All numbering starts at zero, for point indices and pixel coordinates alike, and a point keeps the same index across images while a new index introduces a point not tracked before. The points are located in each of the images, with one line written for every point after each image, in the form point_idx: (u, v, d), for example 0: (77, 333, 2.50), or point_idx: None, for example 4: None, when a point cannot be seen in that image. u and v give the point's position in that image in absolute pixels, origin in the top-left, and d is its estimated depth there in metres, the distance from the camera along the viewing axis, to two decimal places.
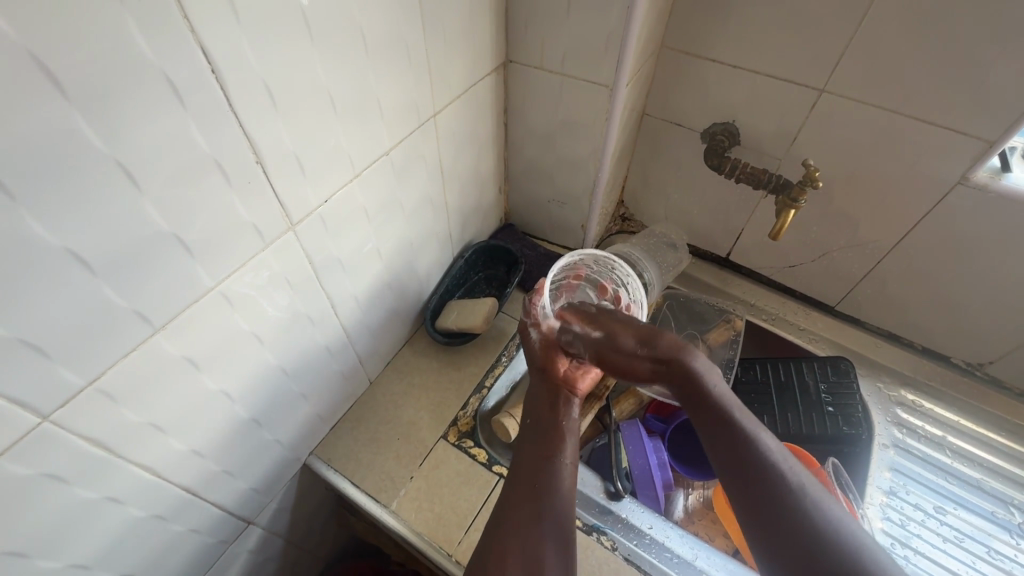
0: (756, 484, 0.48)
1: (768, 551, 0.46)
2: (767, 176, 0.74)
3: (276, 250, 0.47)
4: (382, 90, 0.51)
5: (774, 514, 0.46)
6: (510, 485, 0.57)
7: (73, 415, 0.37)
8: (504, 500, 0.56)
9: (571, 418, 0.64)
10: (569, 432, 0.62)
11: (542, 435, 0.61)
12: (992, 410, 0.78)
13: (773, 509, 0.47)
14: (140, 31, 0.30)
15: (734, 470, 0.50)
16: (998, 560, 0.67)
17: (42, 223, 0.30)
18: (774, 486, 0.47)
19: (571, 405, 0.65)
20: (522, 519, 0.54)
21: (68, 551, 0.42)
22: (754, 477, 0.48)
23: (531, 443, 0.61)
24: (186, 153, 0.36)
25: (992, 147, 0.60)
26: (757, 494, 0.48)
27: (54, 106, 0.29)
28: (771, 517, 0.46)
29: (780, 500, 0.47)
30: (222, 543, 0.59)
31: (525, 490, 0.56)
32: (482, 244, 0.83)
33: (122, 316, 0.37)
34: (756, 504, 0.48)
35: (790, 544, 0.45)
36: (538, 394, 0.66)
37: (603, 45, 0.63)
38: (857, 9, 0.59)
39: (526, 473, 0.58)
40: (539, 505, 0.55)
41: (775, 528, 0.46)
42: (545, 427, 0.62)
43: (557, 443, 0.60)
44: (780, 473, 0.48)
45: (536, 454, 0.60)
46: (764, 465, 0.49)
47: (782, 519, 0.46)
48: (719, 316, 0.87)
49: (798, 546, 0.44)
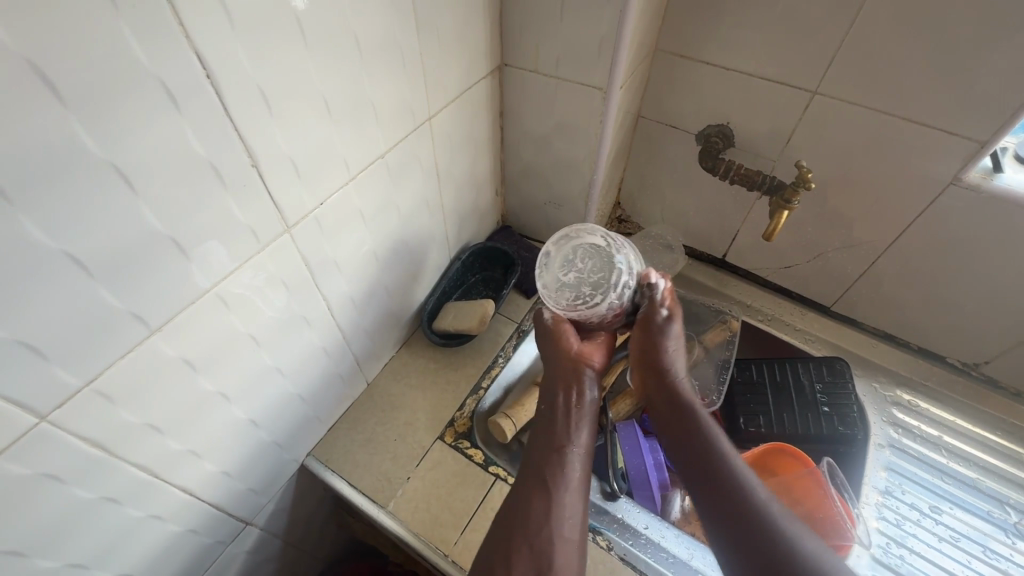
0: (722, 504, 0.54)
1: (721, 539, 0.53)
2: (761, 177, 0.74)
3: (272, 251, 0.47)
4: (377, 95, 0.51)
5: (727, 514, 0.53)
6: (524, 481, 0.58)
7: (71, 416, 0.37)
8: (519, 493, 0.56)
9: (590, 399, 0.62)
10: (582, 423, 0.61)
11: (553, 426, 0.61)
12: (987, 410, 0.78)
13: (734, 529, 0.52)
14: (137, 40, 0.31)
15: (702, 485, 0.56)
16: (994, 559, 0.67)
17: (42, 228, 0.31)
18: (732, 497, 0.53)
19: (592, 384, 0.62)
20: (534, 516, 0.54)
21: (65, 551, 0.42)
22: (721, 497, 0.54)
23: (542, 434, 0.61)
24: (182, 157, 0.37)
25: (984, 147, 0.60)
26: (722, 511, 0.53)
27: (52, 111, 0.29)
28: (733, 539, 0.52)
29: (735, 505, 0.53)
30: (220, 543, 0.60)
31: (537, 486, 0.56)
32: (479, 246, 0.84)
33: (120, 318, 0.37)
34: (714, 504, 0.54)
35: (739, 538, 0.51)
36: (556, 376, 0.65)
37: (597, 49, 0.63)
38: (849, 12, 0.59)
39: (537, 466, 0.58)
40: (549, 503, 0.54)
41: (728, 533, 0.52)
42: (556, 418, 0.61)
43: (570, 433, 0.60)
44: (744, 494, 0.53)
45: (546, 446, 0.59)
46: (731, 487, 0.54)
47: (732, 519, 0.52)
48: (716, 318, 0.86)
49: (748, 547, 0.50)
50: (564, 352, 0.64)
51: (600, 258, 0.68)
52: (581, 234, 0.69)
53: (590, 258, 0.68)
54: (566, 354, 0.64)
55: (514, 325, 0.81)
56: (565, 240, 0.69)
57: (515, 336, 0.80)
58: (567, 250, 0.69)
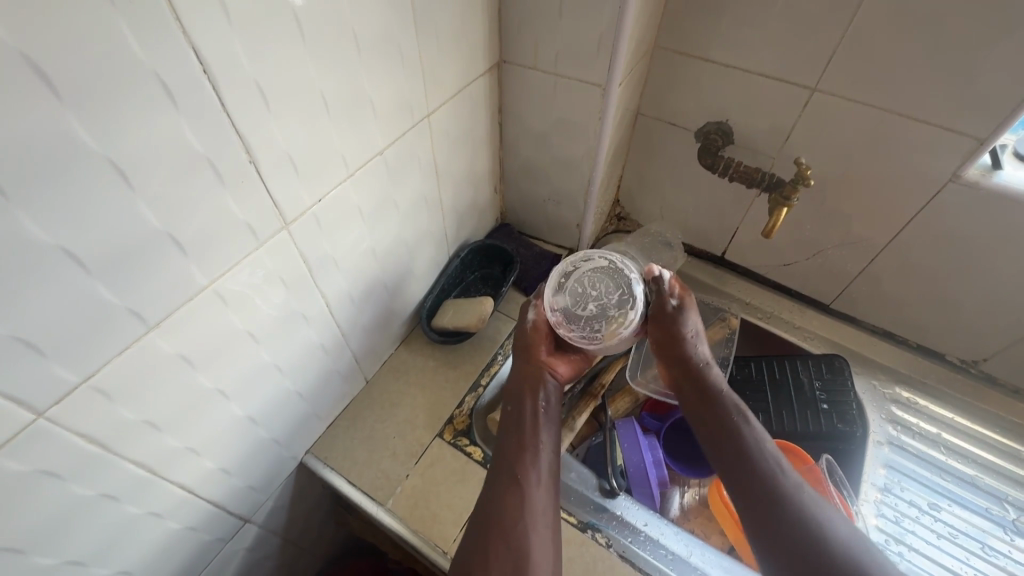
0: (752, 484, 0.55)
1: (752, 517, 0.54)
2: (759, 175, 0.75)
3: (270, 248, 0.47)
4: (374, 91, 0.51)
5: (758, 493, 0.54)
6: (492, 480, 0.57)
7: (68, 413, 0.37)
8: (489, 492, 0.56)
9: (551, 404, 0.64)
10: (547, 424, 0.62)
11: (520, 427, 0.61)
12: (986, 407, 0.78)
13: (766, 507, 0.53)
14: (133, 34, 0.31)
15: (731, 467, 0.57)
16: (992, 556, 0.67)
17: (39, 223, 0.31)
18: (763, 477, 0.55)
19: (552, 389, 0.65)
20: (506, 515, 0.54)
21: (63, 548, 0.42)
22: (750, 477, 0.55)
23: (511, 433, 0.60)
24: (178, 153, 0.37)
25: (984, 144, 0.60)
26: (752, 491, 0.55)
27: (48, 107, 0.29)
28: (763, 516, 0.53)
29: (765, 485, 0.54)
30: (219, 540, 0.60)
31: (509, 482, 0.56)
32: (478, 243, 0.84)
33: (117, 314, 0.37)
34: (744, 484, 0.56)
35: (770, 516, 0.53)
36: (522, 377, 0.65)
37: (596, 46, 0.63)
38: (848, 8, 0.59)
39: (505, 464, 0.58)
40: (521, 500, 0.54)
41: (759, 510, 0.54)
42: (524, 417, 0.61)
43: (536, 434, 0.60)
44: (774, 475, 0.55)
45: (513, 446, 0.59)
46: (761, 468, 0.55)
47: (763, 496, 0.54)
48: (715, 315, 0.87)
49: (781, 523, 0.52)
50: (535, 355, 0.66)
51: (613, 279, 0.66)
52: (585, 262, 0.68)
53: (601, 282, 0.66)
54: (535, 359, 0.66)
55: (513, 323, 0.81)
56: (571, 271, 0.68)
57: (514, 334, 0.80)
58: (581, 275, 0.67)
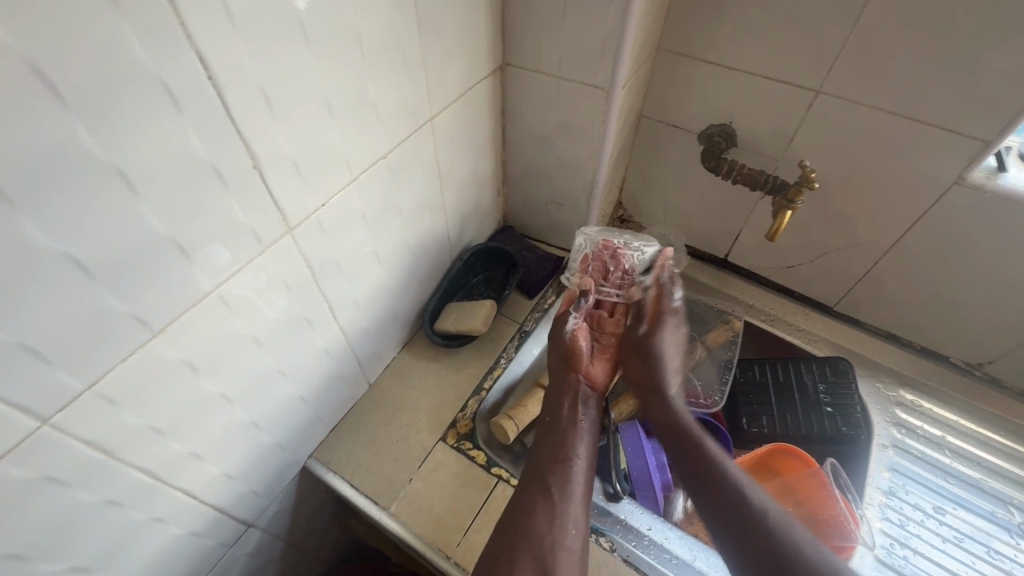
0: (718, 500, 0.58)
1: (721, 530, 0.57)
2: (764, 177, 0.74)
3: (274, 253, 0.47)
4: (377, 94, 0.51)
5: (724, 506, 0.58)
6: (523, 489, 0.59)
7: (73, 420, 0.37)
8: (520, 501, 0.58)
9: (587, 417, 0.66)
10: (582, 436, 0.64)
11: (558, 439, 0.63)
12: (991, 410, 0.78)
13: (734, 520, 0.56)
14: (138, 40, 0.31)
15: (697, 486, 0.60)
16: (998, 560, 0.67)
17: (44, 231, 0.31)
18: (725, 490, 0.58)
19: (590, 405, 0.67)
20: (536, 526, 0.55)
21: (68, 555, 0.42)
22: (716, 492, 0.58)
23: (548, 444, 0.63)
24: (184, 159, 0.36)
25: (988, 147, 0.60)
26: (719, 506, 0.58)
27: (52, 113, 0.29)
28: (735, 529, 0.56)
29: (728, 498, 0.58)
30: (222, 545, 0.59)
31: (541, 495, 0.58)
32: (481, 246, 0.84)
33: (122, 321, 0.37)
34: (712, 499, 0.59)
35: (738, 527, 0.56)
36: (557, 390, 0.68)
37: (600, 49, 0.63)
38: (853, 10, 0.59)
39: (538, 476, 0.60)
40: (553, 511, 0.56)
41: (728, 522, 0.57)
42: (562, 429, 0.63)
43: (571, 446, 0.62)
44: (733, 488, 0.58)
45: (549, 456, 0.62)
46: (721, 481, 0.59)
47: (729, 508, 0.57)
48: (718, 319, 0.88)
49: (748, 533, 0.55)
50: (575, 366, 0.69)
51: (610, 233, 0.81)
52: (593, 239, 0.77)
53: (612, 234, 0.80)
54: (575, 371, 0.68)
55: (516, 326, 0.81)
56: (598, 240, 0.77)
57: (517, 337, 0.79)
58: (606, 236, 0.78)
